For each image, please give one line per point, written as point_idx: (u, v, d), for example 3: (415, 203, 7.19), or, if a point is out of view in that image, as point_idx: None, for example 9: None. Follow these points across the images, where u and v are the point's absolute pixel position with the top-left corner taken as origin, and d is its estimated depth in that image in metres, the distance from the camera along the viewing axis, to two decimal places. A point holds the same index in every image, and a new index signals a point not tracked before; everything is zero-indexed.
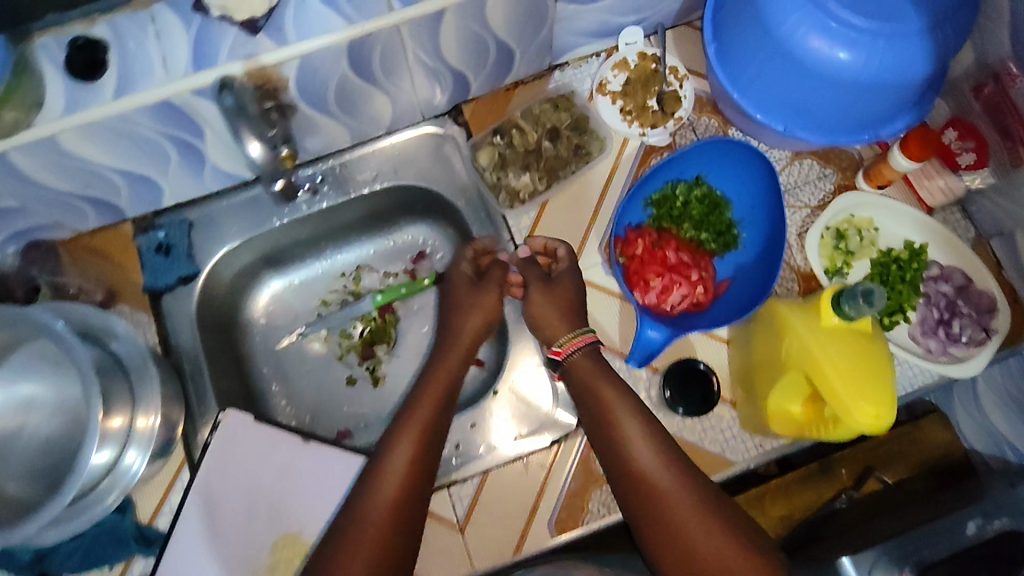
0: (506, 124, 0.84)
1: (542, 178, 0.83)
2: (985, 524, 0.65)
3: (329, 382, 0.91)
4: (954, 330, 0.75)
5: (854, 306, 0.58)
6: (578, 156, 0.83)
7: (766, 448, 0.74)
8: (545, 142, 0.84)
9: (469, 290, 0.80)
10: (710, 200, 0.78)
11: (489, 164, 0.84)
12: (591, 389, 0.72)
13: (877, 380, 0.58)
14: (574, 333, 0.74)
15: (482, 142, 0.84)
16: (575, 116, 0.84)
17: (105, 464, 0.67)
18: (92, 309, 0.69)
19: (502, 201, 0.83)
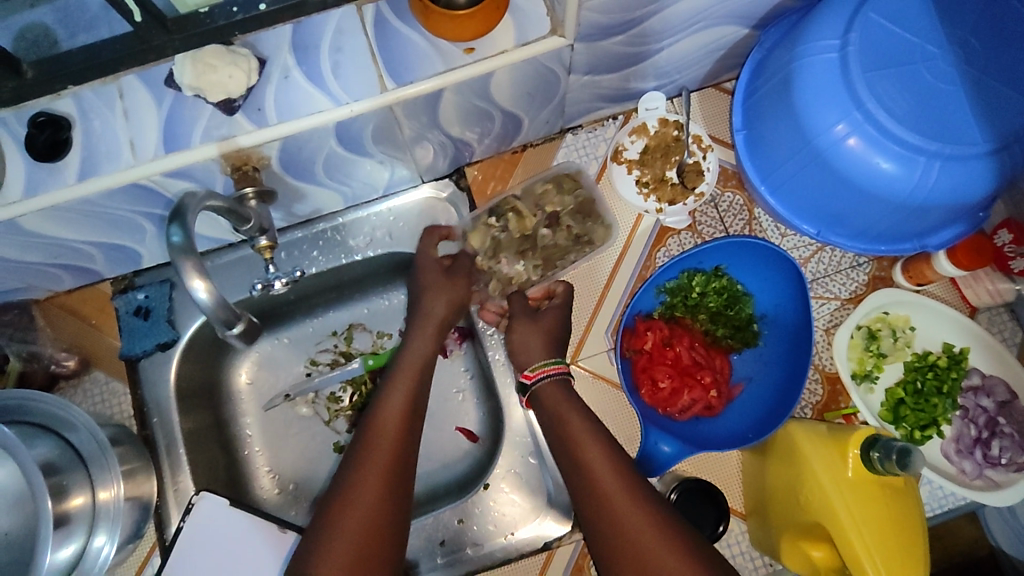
0: (503, 205, 0.74)
1: (538, 267, 0.76)
2: None
3: (314, 448, 0.86)
4: (993, 452, 0.68)
5: (885, 459, 0.53)
6: (579, 245, 0.75)
7: (777, 568, 0.68)
8: (544, 228, 0.75)
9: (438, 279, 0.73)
10: (729, 293, 0.71)
11: (481, 250, 0.75)
12: (556, 416, 0.65)
13: (898, 542, 0.53)
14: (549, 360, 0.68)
15: (476, 224, 0.75)
16: (581, 199, 0.75)
17: (70, 557, 0.63)
18: (53, 400, 0.65)
19: (493, 290, 0.76)
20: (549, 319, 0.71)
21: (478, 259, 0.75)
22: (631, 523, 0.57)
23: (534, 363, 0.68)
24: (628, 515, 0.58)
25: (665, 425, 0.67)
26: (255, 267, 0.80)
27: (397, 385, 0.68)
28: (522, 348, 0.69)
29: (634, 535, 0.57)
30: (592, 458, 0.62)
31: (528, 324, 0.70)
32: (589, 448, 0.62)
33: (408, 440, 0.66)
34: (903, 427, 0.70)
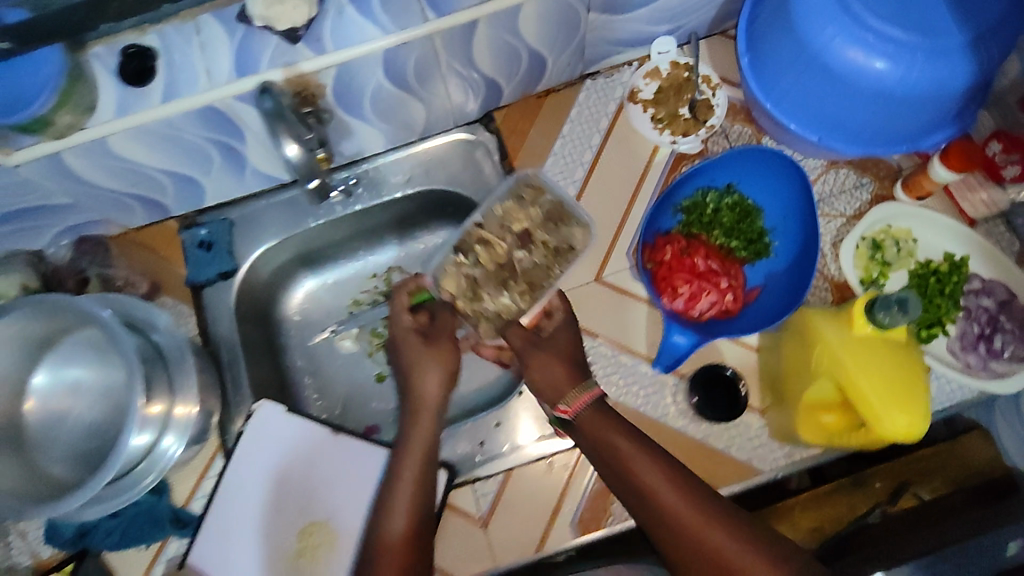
0: (468, 241, 0.76)
1: (525, 293, 0.75)
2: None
3: (358, 377, 0.93)
4: (996, 345, 0.72)
5: (889, 314, 0.58)
6: (560, 255, 0.76)
7: (796, 459, 0.73)
8: (516, 250, 0.76)
9: (421, 344, 0.74)
10: (741, 208, 0.77)
11: (459, 292, 0.76)
12: (603, 444, 0.67)
13: (911, 392, 0.58)
14: (580, 389, 0.69)
15: (447, 266, 0.76)
16: (546, 207, 0.77)
17: (144, 445, 0.69)
18: (135, 301, 0.72)
19: (484, 332, 0.76)
20: (565, 340, 0.73)
21: (458, 303, 0.76)
22: (710, 533, 0.61)
23: (568, 395, 0.69)
24: (703, 527, 0.61)
25: (687, 323, 0.72)
26: (303, 206, 0.88)
27: (406, 471, 0.69)
28: (548, 382, 0.70)
29: (717, 546, 0.60)
30: (653, 479, 0.64)
31: (542, 355, 0.71)
32: (644, 469, 0.65)
33: (423, 531, 0.67)
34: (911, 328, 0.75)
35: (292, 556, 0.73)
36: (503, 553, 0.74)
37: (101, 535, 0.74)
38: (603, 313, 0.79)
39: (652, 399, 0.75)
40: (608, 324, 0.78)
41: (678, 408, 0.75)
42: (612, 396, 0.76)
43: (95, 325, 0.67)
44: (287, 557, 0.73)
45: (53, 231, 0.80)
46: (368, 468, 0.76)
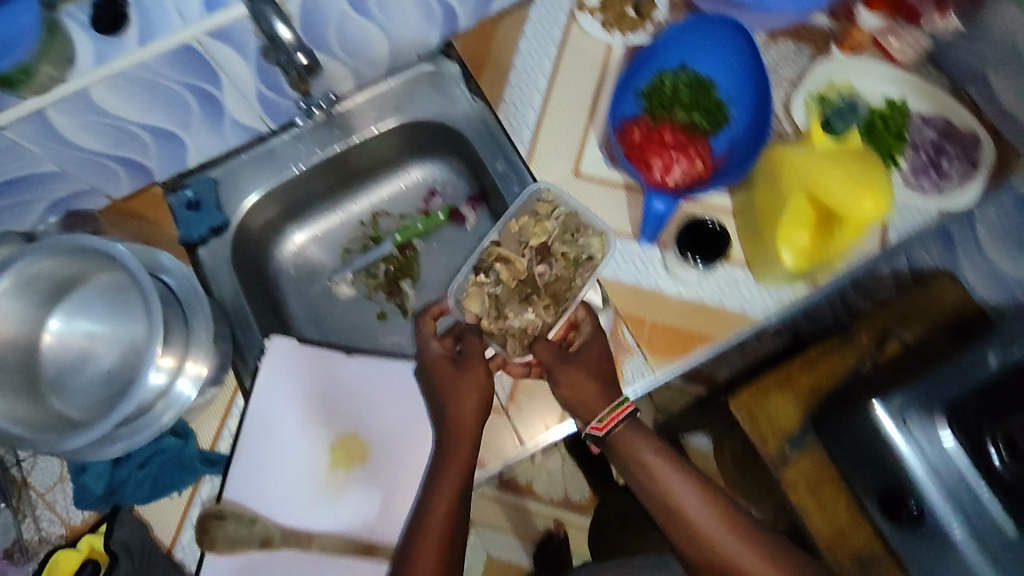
0: (488, 260, 0.80)
1: (549, 306, 0.78)
2: (1004, 354, 0.81)
3: (360, 320, 0.95)
4: (945, 167, 0.79)
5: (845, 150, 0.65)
6: (580, 266, 0.78)
7: (785, 302, 0.77)
8: (537, 264, 0.79)
9: (452, 372, 0.72)
10: (697, 82, 0.82)
11: (484, 311, 0.78)
12: (636, 461, 0.72)
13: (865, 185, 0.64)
14: (614, 406, 0.70)
15: (469, 287, 0.79)
16: (560, 219, 0.79)
17: (160, 386, 0.70)
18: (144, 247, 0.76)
19: (511, 348, 0.78)
20: (593, 353, 0.73)
21: (484, 323, 0.78)
22: (733, 547, 0.69)
23: (602, 414, 0.70)
24: (726, 541, 0.69)
25: (661, 185, 0.77)
26: (283, 155, 0.91)
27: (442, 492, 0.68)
28: (581, 397, 0.71)
29: (735, 557, 0.69)
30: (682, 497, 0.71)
31: (573, 370, 0.72)
32: (676, 486, 0.71)
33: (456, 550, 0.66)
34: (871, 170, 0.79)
35: (324, 471, 0.74)
36: (527, 434, 0.77)
37: (131, 489, 0.74)
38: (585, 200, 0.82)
39: (644, 270, 0.79)
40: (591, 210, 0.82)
41: (669, 272, 0.78)
42: (606, 275, 0.78)
43: (118, 271, 0.70)
44: (321, 476, 0.74)
45: (39, 208, 0.81)
46: (416, 464, 0.74)
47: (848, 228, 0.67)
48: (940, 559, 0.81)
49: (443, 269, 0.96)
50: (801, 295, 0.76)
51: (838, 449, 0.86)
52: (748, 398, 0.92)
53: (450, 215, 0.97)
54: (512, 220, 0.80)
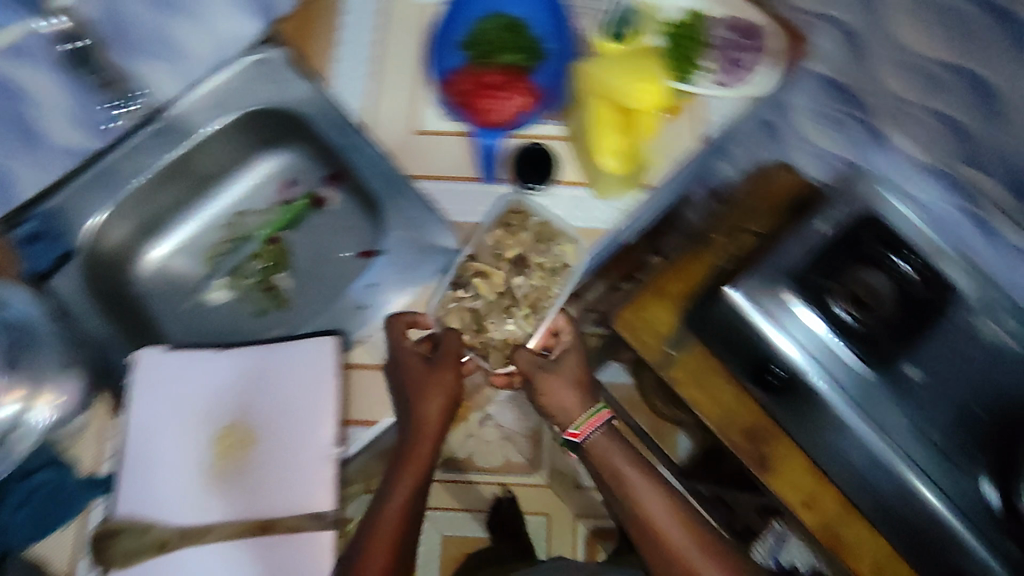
0: (467, 275, 0.80)
1: (529, 316, 0.82)
2: (831, 218, 0.91)
3: (237, 320, 0.93)
4: (746, 63, 0.86)
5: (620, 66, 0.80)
6: (554, 278, 0.82)
7: (628, 209, 0.80)
8: (514, 277, 0.82)
9: (425, 372, 0.73)
10: (509, 25, 0.86)
11: (465, 326, 0.81)
12: (609, 465, 0.79)
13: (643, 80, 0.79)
14: (589, 415, 0.79)
15: (450, 303, 0.80)
16: (534, 228, 0.81)
17: (9, 416, 0.74)
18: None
19: (495, 360, 0.81)
20: (572, 364, 0.81)
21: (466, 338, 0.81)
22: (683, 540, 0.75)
23: (578, 420, 0.79)
24: (677, 534, 0.75)
25: (496, 125, 0.82)
26: (121, 170, 0.85)
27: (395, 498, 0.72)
28: (560, 400, 0.79)
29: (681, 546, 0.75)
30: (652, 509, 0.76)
31: (555, 379, 0.79)
32: (648, 497, 0.77)
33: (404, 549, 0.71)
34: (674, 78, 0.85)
35: (213, 467, 0.73)
36: None
37: (17, 524, 0.74)
38: (427, 155, 0.83)
39: (494, 209, 0.81)
40: (434, 162, 0.83)
41: (517, 206, 0.81)
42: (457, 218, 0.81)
43: None
44: (211, 469, 0.73)
45: None
46: (319, 469, 0.71)
47: (642, 120, 0.80)
48: (814, 418, 0.89)
49: (314, 254, 0.95)
50: (640, 200, 0.80)
51: (711, 338, 0.93)
52: (628, 315, 0.97)
53: (310, 200, 0.96)
54: (488, 233, 0.81)
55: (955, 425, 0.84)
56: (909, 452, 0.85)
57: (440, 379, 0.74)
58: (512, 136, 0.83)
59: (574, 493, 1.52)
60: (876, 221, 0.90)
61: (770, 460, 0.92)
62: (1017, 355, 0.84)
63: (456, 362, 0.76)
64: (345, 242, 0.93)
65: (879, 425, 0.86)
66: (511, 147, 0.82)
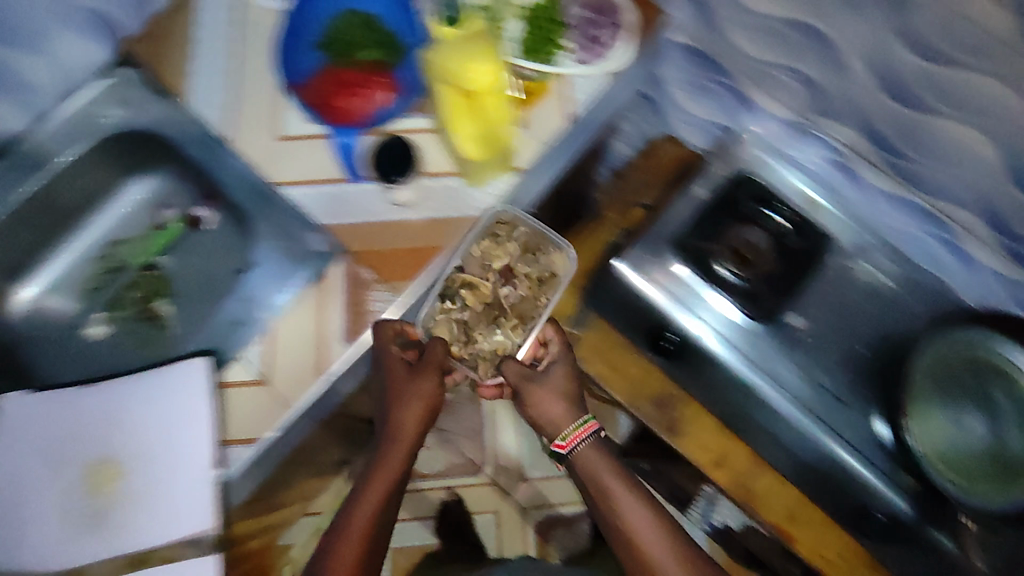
0: (453, 285, 0.79)
1: (517, 327, 0.81)
2: (708, 183, 0.94)
3: (121, 356, 0.86)
4: (603, 39, 0.86)
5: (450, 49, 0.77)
6: (542, 287, 0.83)
7: (499, 194, 0.80)
8: (502, 287, 0.81)
9: (406, 379, 0.75)
10: (363, 21, 0.84)
11: (453, 338, 0.79)
12: (594, 476, 0.77)
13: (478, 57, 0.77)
14: (579, 425, 0.78)
15: (437, 314, 0.79)
16: (520, 240, 0.82)
17: None
18: None
19: (484, 372, 0.80)
20: (559, 377, 0.80)
21: (453, 349, 0.79)
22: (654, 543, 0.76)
23: (566, 432, 0.77)
24: (650, 538, 0.76)
25: (353, 122, 0.81)
26: None
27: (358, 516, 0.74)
28: (548, 413, 0.77)
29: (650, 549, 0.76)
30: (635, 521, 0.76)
31: (540, 391, 0.78)
32: (630, 508, 0.76)
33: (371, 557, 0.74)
34: (540, 60, 0.83)
35: (89, 506, 0.71)
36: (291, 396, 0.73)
37: None
38: (290, 162, 0.81)
39: (363, 208, 0.79)
40: (298, 168, 0.81)
41: (389, 203, 0.80)
42: (330, 224, 0.79)
43: None
44: (83, 506, 0.71)
45: None
46: (203, 490, 0.71)
47: (489, 97, 0.78)
48: (711, 377, 0.92)
49: (195, 275, 0.90)
50: (510, 183, 0.80)
51: (608, 310, 0.97)
52: None
53: (184, 222, 0.92)
54: (474, 244, 0.80)
55: (840, 366, 0.88)
56: (802, 400, 0.88)
57: (417, 381, 0.76)
58: (370, 133, 0.81)
59: (520, 488, 1.51)
60: (749, 180, 0.93)
61: (678, 424, 0.95)
62: (891, 292, 0.90)
63: (440, 369, 0.76)
64: (223, 261, 0.88)
65: (771, 376, 0.89)
66: (370, 143, 0.81)
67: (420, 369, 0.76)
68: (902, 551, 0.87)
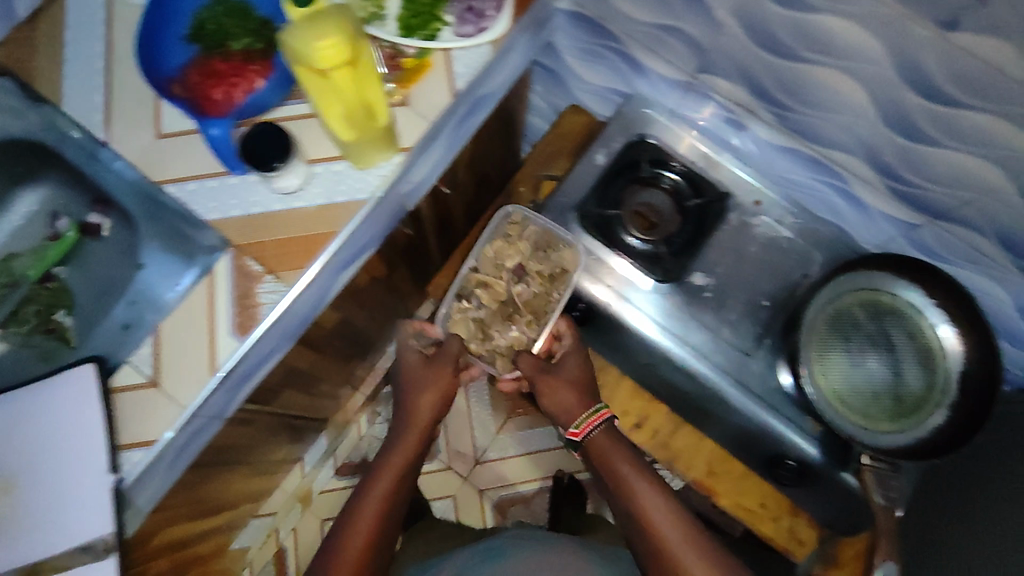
0: (469, 286, 0.93)
1: (531, 322, 0.91)
2: (607, 150, 0.95)
3: (23, 369, 0.84)
4: (480, 9, 0.83)
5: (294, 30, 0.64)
6: (554, 283, 0.93)
7: (387, 175, 0.79)
8: (515, 285, 0.93)
9: (422, 369, 0.87)
10: (236, 9, 0.81)
11: (471, 334, 0.92)
12: (607, 463, 0.78)
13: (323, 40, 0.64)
14: (591, 413, 0.81)
15: (455, 313, 0.92)
16: (531, 239, 0.93)
17: None
18: None
19: (502, 365, 0.90)
20: (571, 366, 0.86)
21: (472, 345, 0.91)
22: (664, 530, 0.71)
23: (579, 419, 0.80)
24: (662, 524, 0.72)
25: (222, 115, 0.77)
26: None
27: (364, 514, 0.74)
28: (558, 401, 0.83)
29: (661, 535, 0.71)
30: (650, 506, 0.73)
31: (552, 382, 0.84)
32: (646, 498, 0.74)
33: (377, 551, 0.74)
34: (421, 35, 0.82)
35: None
36: (184, 395, 0.73)
37: None
38: (171, 159, 0.80)
39: (248, 200, 0.78)
40: (180, 163, 0.79)
41: (274, 192, 0.78)
42: (213, 218, 0.78)
43: None
44: None
45: None
46: (84, 502, 0.71)
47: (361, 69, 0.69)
48: (619, 342, 0.94)
49: (94, 282, 0.89)
50: (396, 164, 0.79)
51: None
52: None
53: (79, 230, 0.91)
54: (489, 246, 0.94)
55: (742, 318, 0.90)
56: (711, 357, 0.89)
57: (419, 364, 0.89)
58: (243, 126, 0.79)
59: (476, 470, 1.52)
60: (645, 142, 0.94)
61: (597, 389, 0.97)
62: (789, 243, 0.92)
63: (453, 361, 0.87)
64: (116, 266, 0.87)
65: (679, 336, 0.90)
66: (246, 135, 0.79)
67: (436, 362, 0.87)
68: (813, 492, 0.91)
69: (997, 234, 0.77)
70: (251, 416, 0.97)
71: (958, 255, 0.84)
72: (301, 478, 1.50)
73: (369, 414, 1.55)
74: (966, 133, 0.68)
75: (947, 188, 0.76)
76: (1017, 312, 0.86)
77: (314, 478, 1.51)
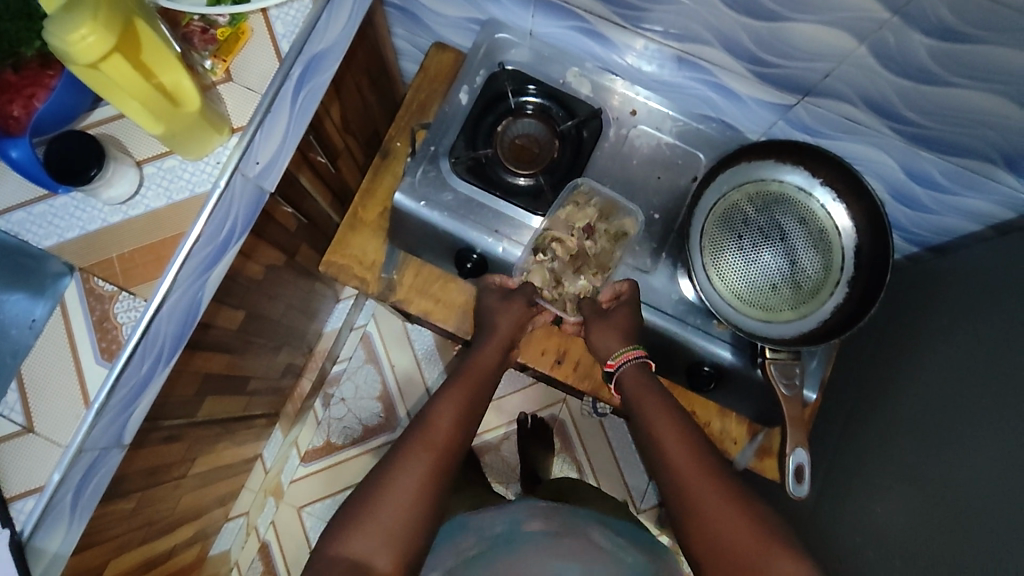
0: (545, 240, 0.87)
1: (598, 275, 0.89)
2: (470, 88, 0.90)
3: None
4: None
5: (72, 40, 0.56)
6: (619, 241, 0.88)
7: (226, 162, 0.75)
8: (586, 240, 0.88)
9: (499, 300, 0.87)
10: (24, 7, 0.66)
11: (544, 282, 0.89)
12: (635, 398, 0.80)
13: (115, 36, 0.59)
14: (624, 350, 0.82)
15: (530, 263, 0.88)
16: (598, 205, 0.88)
17: None
18: None
19: (569, 309, 0.90)
20: (619, 318, 0.83)
21: (545, 293, 0.89)
22: (679, 457, 0.73)
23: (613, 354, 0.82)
24: (679, 454, 0.73)
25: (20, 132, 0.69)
26: None
27: (448, 407, 0.77)
28: (601, 346, 0.84)
29: (675, 459, 0.73)
30: (667, 432, 0.75)
31: (604, 326, 0.84)
32: (664, 427, 0.75)
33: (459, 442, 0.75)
34: None
35: None
36: (61, 434, 0.70)
37: None
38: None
39: (82, 217, 0.73)
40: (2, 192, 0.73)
41: (107, 203, 0.73)
42: (51, 244, 0.73)
43: None
44: None
45: None
46: None
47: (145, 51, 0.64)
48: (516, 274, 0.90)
49: None
50: (233, 150, 0.74)
51: (417, 246, 0.94)
52: (332, 256, 0.97)
53: None
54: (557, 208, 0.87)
55: (639, 233, 0.88)
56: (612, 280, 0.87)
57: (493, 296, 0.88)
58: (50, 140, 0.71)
59: None
60: (506, 70, 0.89)
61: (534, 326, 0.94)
62: (671, 150, 0.89)
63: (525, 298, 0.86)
64: None
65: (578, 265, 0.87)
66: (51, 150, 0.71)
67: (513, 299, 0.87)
68: (735, 390, 0.91)
69: (865, 101, 0.75)
70: (173, 430, 0.95)
71: (835, 127, 0.82)
72: (264, 474, 1.49)
73: (322, 398, 1.53)
74: (810, 2, 0.64)
75: (807, 63, 0.73)
76: (902, 173, 0.85)
77: (280, 471, 1.50)
